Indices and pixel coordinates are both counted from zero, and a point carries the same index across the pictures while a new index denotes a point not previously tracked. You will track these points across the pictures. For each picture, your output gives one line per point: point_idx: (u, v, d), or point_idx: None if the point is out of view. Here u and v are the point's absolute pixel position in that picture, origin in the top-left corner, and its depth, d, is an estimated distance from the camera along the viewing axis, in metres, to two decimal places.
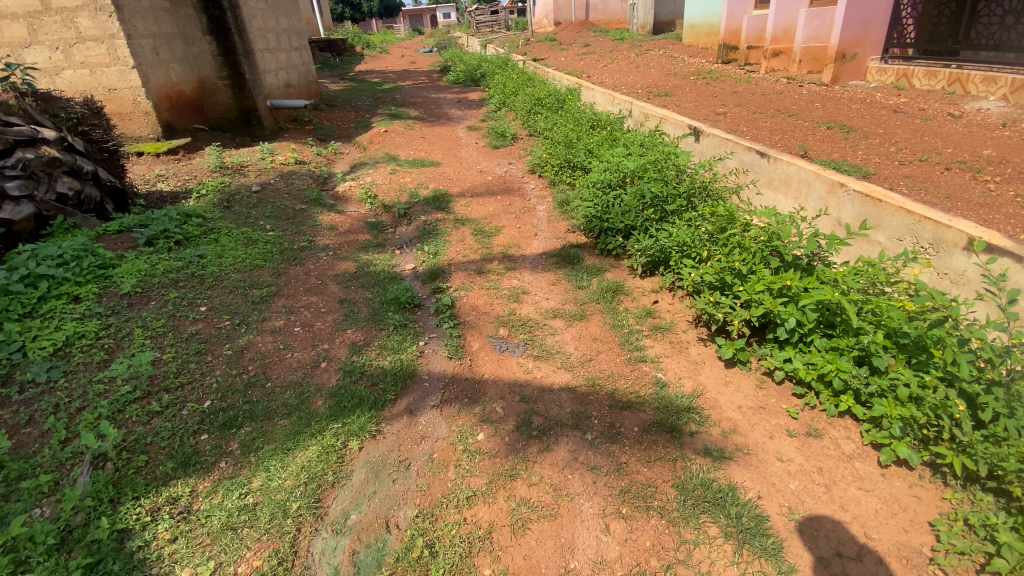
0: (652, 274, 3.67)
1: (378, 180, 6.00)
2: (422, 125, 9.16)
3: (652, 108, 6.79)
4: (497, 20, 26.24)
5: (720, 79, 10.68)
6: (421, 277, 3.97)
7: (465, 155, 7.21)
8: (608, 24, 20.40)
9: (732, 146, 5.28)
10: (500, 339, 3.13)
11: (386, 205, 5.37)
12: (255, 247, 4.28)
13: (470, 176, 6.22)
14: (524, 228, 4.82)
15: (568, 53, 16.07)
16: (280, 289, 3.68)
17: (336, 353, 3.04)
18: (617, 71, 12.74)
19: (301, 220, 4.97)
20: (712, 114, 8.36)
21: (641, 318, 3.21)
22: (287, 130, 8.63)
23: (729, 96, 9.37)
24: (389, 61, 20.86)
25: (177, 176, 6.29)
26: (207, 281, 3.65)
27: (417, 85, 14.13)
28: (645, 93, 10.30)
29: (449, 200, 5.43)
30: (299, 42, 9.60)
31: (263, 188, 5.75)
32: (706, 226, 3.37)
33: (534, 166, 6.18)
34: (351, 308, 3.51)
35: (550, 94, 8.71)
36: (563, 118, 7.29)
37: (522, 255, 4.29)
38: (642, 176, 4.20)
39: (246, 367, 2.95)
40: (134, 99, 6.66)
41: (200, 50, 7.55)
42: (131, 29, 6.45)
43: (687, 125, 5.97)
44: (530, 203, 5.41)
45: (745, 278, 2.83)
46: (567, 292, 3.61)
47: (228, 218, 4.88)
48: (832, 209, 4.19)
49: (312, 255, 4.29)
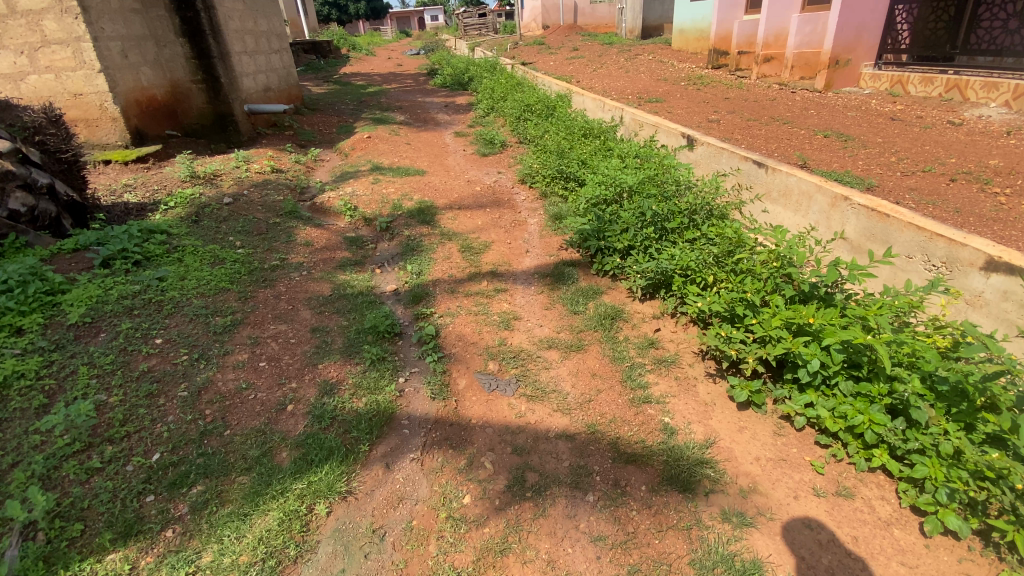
0: (652, 298, 3.39)
1: (360, 190, 5.68)
2: (407, 130, 8.84)
3: (643, 115, 6.57)
4: (485, 23, 25.98)
5: (711, 84, 10.51)
6: (403, 300, 3.66)
7: (452, 163, 6.92)
8: (596, 28, 20.25)
9: (727, 155, 5.06)
10: (486, 375, 2.83)
11: (368, 218, 5.06)
12: (221, 267, 3.94)
13: (456, 186, 5.92)
14: (515, 244, 4.54)
15: (557, 57, 15.85)
16: (246, 317, 3.35)
17: (304, 395, 2.74)
18: (606, 76, 12.54)
19: (274, 236, 4.63)
20: (705, 121, 8.16)
21: (642, 349, 2.94)
22: (265, 136, 8.26)
23: (722, 103, 9.18)
24: (374, 63, 20.47)
25: (145, 186, 5.90)
26: (165, 309, 3.30)
27: (402, 89, 13.79)
28: (636, 98, 10.09)
29: (435, 213, 5.13)
30: (280, 44, 9.22)
31: (236, 200, 5.40)
32: (710, 247, 3.11)
33: (525, 176, 5.91)
34: (324, 339, 3.19)
35: (539, 100, 8.45)
36: (553, 125, 7.03)
37: (512, 273, 4.01)
38: (639, 190, 3.94)
39: (204, 412, 2.62)
40: (102, 104, 6.26)
41: (173, 53, 7.15)
42: (98, 31, 6.06)
43: (680, 132, 5.75)
44: (520, 216, 5.13)
45: (759, 309, 2.58)
46: (560, 317, 3.33)
47: (195, 233, 4.54)
48: (834, 223, 3.97)
49: (285, 276, 3.96)
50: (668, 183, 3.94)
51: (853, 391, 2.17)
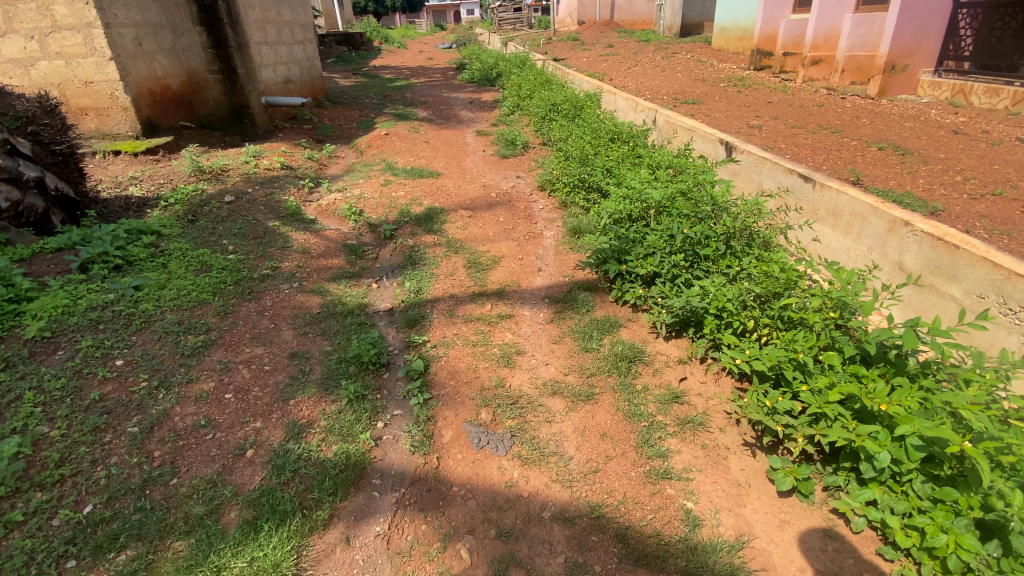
0: (679, 336, 2.93)
1: (368, 192, 5.34)
2: (427, 128, 8.48)
3: (678, 118, 6.05)
4: (520, 18, 25.50)
5: (753, 87, 9.84)
6: (396, 322, 3.28)
7: (470, 165, 6.53)
8: (633, 25, 19.49)
9: (769, 166, 4.52)
10: (476, 428, 2.41)
11: (372, 224, 4.71)
12: (207, 275, 3.65)
13: (471, 191, 5.52)
14: (528, 260, 4.11)
15: (590, 54, 15.30)
16: (221, 337, 3.04)
17: (268, 439, 2.39)
18: (641, 74, 11.94)
19: (270, 240, 4.34)
20: (745, 126, 7.56)
21: (665, 404, 2.47)
22: (282, 130, 8.03)
23: (764, 108, 8.54)
24: (406, 56, 20.27)
25: (151, 180, 5.72)
26: (134, 324, 3.03)
27: (430, 83, 13.48)
28: (671, 99, 9.53)
29: (443, 220, 4.74)
30: (303, 35, 8.99)
31: (239, 198, 5.14)
32: (751, 284, 2.65)
33: (545, 183, 5.47)
34: (301, 367, 2.83)
35: (568, 99, 7.97)
36: (580, 127, 6.57)
37: (520, 294, 3.58)
38: (670, 206, 3.47)
39: (152, 454, 2.31)
40: (112, 93, 6.10)
41: (189, 42, 6.99)
42: (110, 17, 5.87)
43: (719, 139, 5.23)
44: (536, 228, 4.70)
45: (811, 373, 2.13)
46: (570, 355, 2.88)
47: (188, 234, 4.28)
48: (891, 250, 3.43)
49: (273, 288, 3.64)
50: (704, 200, 3.47)
51: (932, 495, 1.70)
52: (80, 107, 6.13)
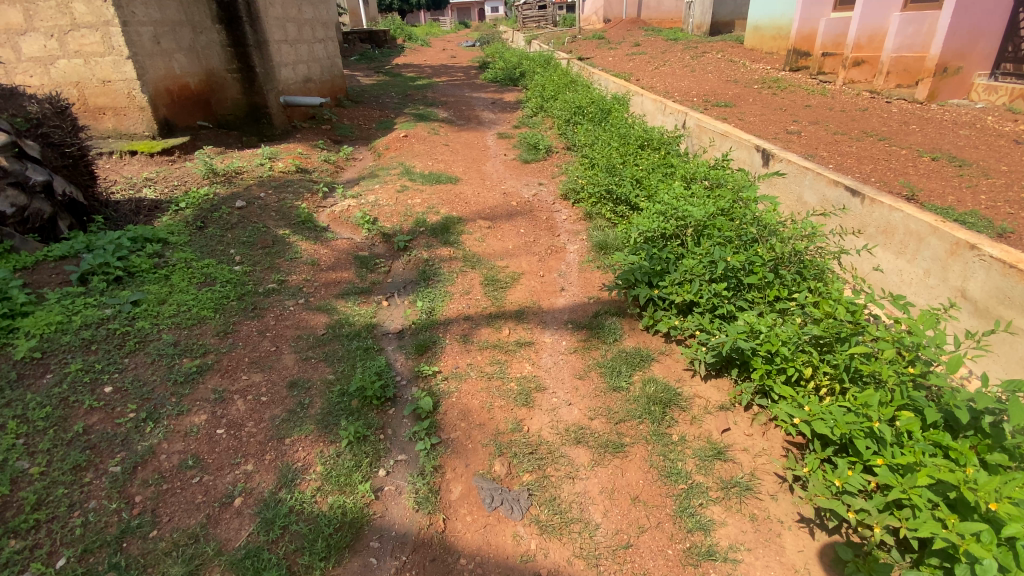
0: (720, 376, 2.62)
1: (383, 199, 5.10)
2: (447, 129, 8.23)
3: (711, 123, 5.67)
4: (545, 16, 25.12)
5: (789, 89, 9.35)
6: (406, 347, 3.03)
7: (490, 170, 6.26)
8: (660, 23, 18.92)
9: (812, 176, 4.14)
10: (489, 482, 2.14)
11: (386, 233, 4.48)
12: (209, 289, 3.45)
13: (491, 198, 5.25)
14: (551, 278, 3.82)
15: (617, 53, 14.88)
16: (218, 361, 2.83)
17: (260, 485, 2.16)
18: (669, 75, 11.50)
19: (279, 250, 4.14)
20: (783, 132, 7.14)
21: (704, 462, 2.18)
22: (301, 130, 7.87)
23: (803, 112, 8.06)
24: (429, 54, 20.12)
25: (165, 181, 5.59)
26: (127, 345, 2.83)
27: (452, 82, 13.25)
28: (702, 102, 9.12)
29: (460, 231, 4.48)
30: (325, 33, 8.83)
31: (250, 203, 4.95)
32: (809, 325, 2.34)
33: (569, 191, 5.16)
34: (299, 399, 2.60)
35: (593, 101, 7.64)
36: (606, 132, 6.25)
37: (542, 317, 3.29)
38: (709, 225, 3.14)
39: (133, 499, 2.09)
40: (129, 92, 5.98)
41: (208, 40, 6.86)
42: (129, 15, 5.75)
43: (756, 146, 4.85)
44: (559, 241, 4.40)
45: (889, 445, 1.83)
46: (595, 394, 2.58)
47: (195, 242, 4.10)
48: (952, 275, 3.06)
49: (277, 304, 3.42)
50: (747, 219, 3.13)
51: None
52: (98, 106, 6.03)
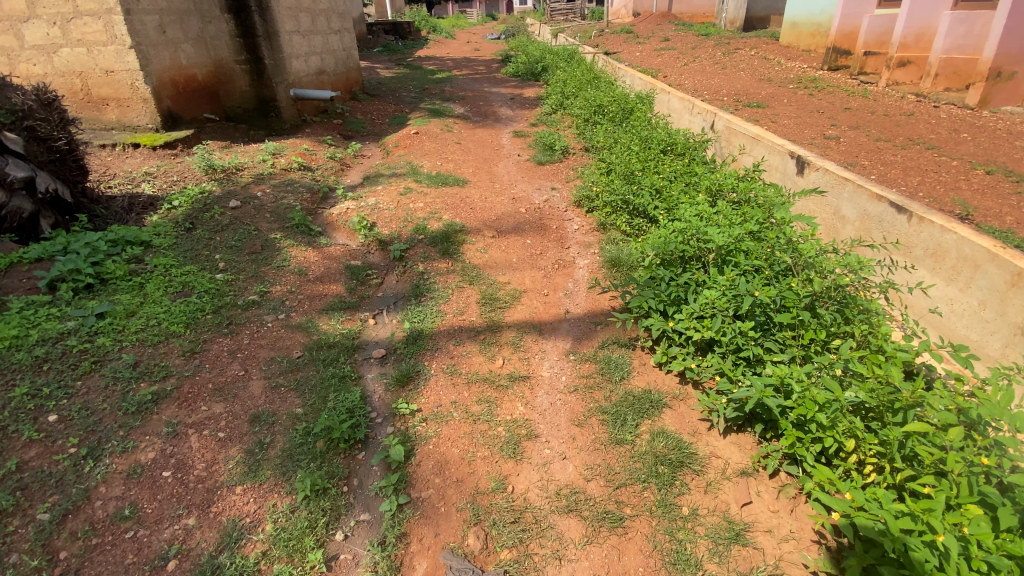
0: (741, 432, 2.25)
1: (383, 202, 4.81)
2: (462, 126, 7.90)
3: (741, 125, 5.20)
4: (573, 8, 24.54)
5: (828, 90, 8.74)
6: (387, 376, 2.72)
7: (501, 172, 5.93)
8: (692, 17, 18.13)
9: (852, 188, 3.67)
10: (460, 559, 1.82)
11: (382, 240, 4.17)
12: (184, 301, 3.20)
13: (498, 204, 4.91)
14: (555, 298, 3.46)
15: (645, 48, 14.30)
16: (178, 387, 2.57)
17: (199, 546, 1.88)
18: (698, 72, 10.96)
19: (267, 256, 3.87)
20: (820, 137, 6.62)
21: (718, 547, 1.83)
22: (310, 124, 7.65)
23: (841, 115, 7.50)
24: (452, 46, 19.83)
25: (164, 176, 5.42)
26: (83, 365, 2.60)
27: (472, 76, 12.90)
28: (732, 101, 8.60)
29: (462, 239, 4.16)
30: (341, 24, 8.56)
31: (245, 203, 4.71)
32: (853, 386, 1.95)
33: (582, 199, 4.80)
34: (260, 437, 2.32)
35: (615, 99, 7.21)
36: (627, 134, 5.84)
37: (541, 345, 2.94)
38: (736, 250, 2.75)
39: (54, 556, 1.83)
40: (132, 83, 5.80)
41: (217, 30, 6.65)
42: (132, 3, 5.56)
43: (792, 152, 4.38)
44: (568, 254, 4.04)
45: (957, 560, 1.43)
46: (593, 448, 2.23)
47: (179, 245, 3.88)
48: (1012, 311, 2.62)
49: (255, 319, 3.15)
50: (781, 245, 2.74)
51: None
52: (102, 97, 5.91)
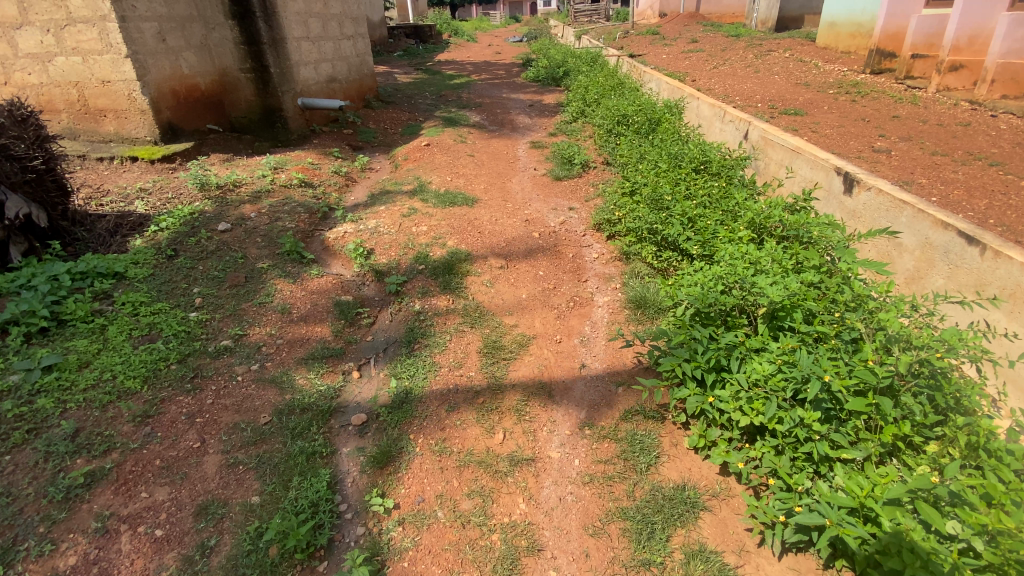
0: (801, 554, 1.79)
1: (384, 225, 4.41)
2: (476, 136, 7.48)
3: (779, 135, 4.67)
4: (597, 10, 24.00)
5: (872, 95, 8.05)
6: (365, 452, 2.29)
7: (515, 188, 5.48)
8: (721, 18, 17.34)
9: (910, 213, 3.16)
10: None
11: (379, 270, 3.76)
12: (146, 348, 2.83)
13: (510, 226, 4.46)
14: (570, 346, 2.98)
15: (672, 50, 13.69)
16: (118, 465, 2.20)
17: None
18: (730, 76, 10.33)
19: (251, 289, 3.49)
20: (868, 149, 6.00)
21: None
22: (319, 135, 7.33)
23: (889, 124, 6.84)
24: (474, 49, 19.49)
25: (160, 193, 5.11)
26: (14, 436, 2.25)
27: (491, 81, 12.50)
28: (767, 108, 7.97)
29: (467, 270, 3.72)
30: (352, 29, 8.24)
31: (236, 225, 4.36)
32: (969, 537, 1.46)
33: (602, 222, 4.31)
34: (203, 538, 1.93)
35: (641, 108, 6.70)
36: (653, 147, 5.35)
37: (551, 413, 2.47)
38: (790, 306, 2.25)
39: None
40: (129, 94, 5.54)
41: (221, 37, 6.40)
42: (128, 10, 5.29)
43: (838, 167, 3.84)
44: (585, 289, 3.56)
45: None
46: (607, 574, 1.79)
47: (156, 276, 3.53)
48: None
49: (223, 371, 2.77)
50: (846, 302, 2.23)
51: None
52: (100, 108, 5.66)
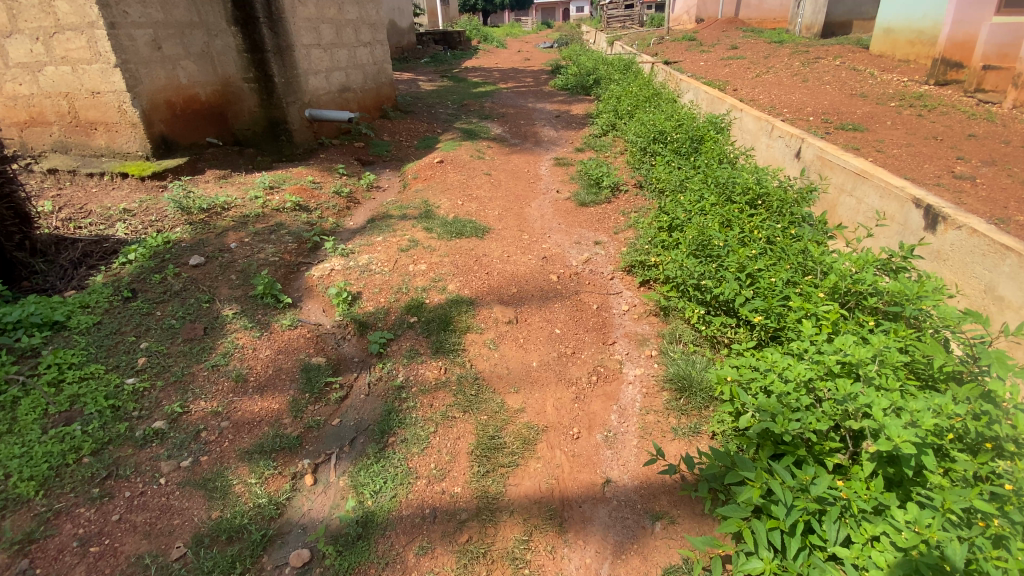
0: None
1: (377, 261, 3.80)
2: (496, 151, 6.86)
3: (839, 155, 3.94)
4: (630, 16, 23.19)
5: (941, 110, 7.08)
6: None
7: (533, 214, 4.83)
8: (762, 24, 16.41)
9: (1016, 261, 2.50)
10: None
11: (363, 322, 3.14)
12: (59, 434, 2.27)
13: (523, 264, 3.79)
14: (589, 446, 2.29)
15: (710, 57, 12.86)
16: None
17: None
18: (775, 85, 9.46)
19: (207, 344, 2.92)
20: (947, 174, 5.12)
21: None
22: (327, 148, 6.82)
23: (967, 144, 5.91)
24: (502, 56, 18.87)
25: (144, 214, 4.60)
26: None
27: (517, 90, 11.90)
28: (821, 123, 7.10)
29: (466, 325, 3.07)
30: (369, 35, 7.75)
31: (211, 258, 3.80)
32: None
33: (634, 263, 3.62)
34: None
35: (679, 123, 5.97)
36: (693, 171, 4.65)
37: (560, 565, 1.82)
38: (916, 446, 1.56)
39: None
40: (120, 106, 5.10)
41: (224, 45, 6.00)
42: (119, 16, 4.86)
43: (918, 198, 3.12)
44: (612, 357, 2.85)
45: None
46: None
47: (101, 326, 2.99)
48: None
49: (145, 470, 2.20)
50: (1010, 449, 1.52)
51: None
52: (90, 121, 5.26)
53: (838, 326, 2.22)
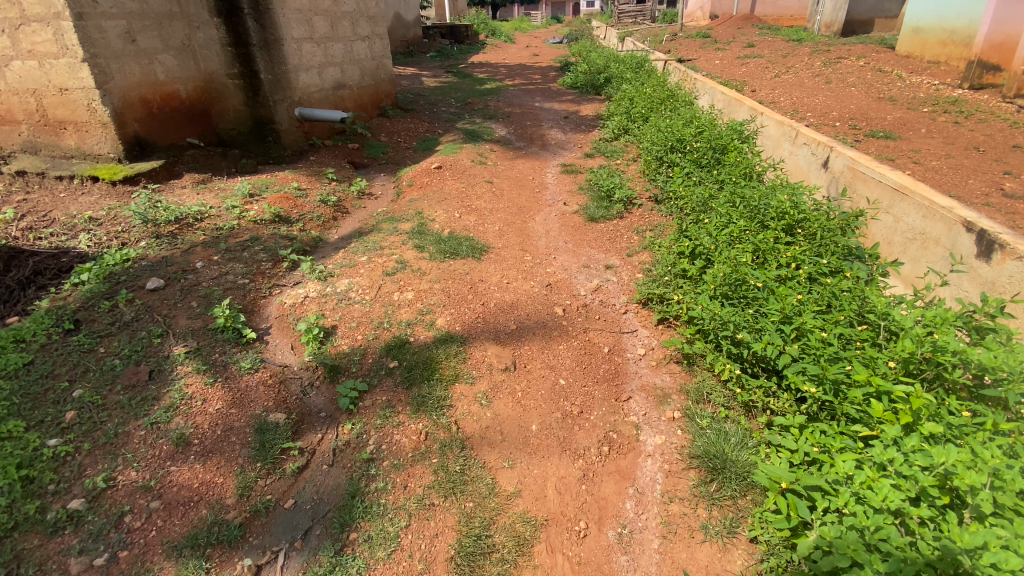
0: None
1: (358, 287, 3.36)
2: (499, 155, 6.39)
3: (873, 168, 3.47)
4: (642, 11, 22.53)
5: (979, 117, 6.53)
6: None
7: (538, 230, 4.36)
8: (778, 22, 15.79)
9: None
10: None
11: (335, 365, 2.70)
12: None
13: (525, 292, 3.33)
14: (599, 550, 1.87)
15: (726, 55, 12.29)
16: None
17: None
18: (798, 87, 8.91)
19: (149, 393, 2.47)
20: (996, 192, 4.61)
21: None
22: (318, 149, 6.37)
23: (1013, 157, 5.39)
24: (510, 52, 18.33)
25: (109, 223, 4.15)
26: None
27: (524, 87, 11.39)
28: (851, 129, 6.57)
29: (454, 372, 2.61)
30: (367, 29, 7.28)
31: (173, 279, 3.36)
32: None
33: (652, 297, 3.16)
34: None
35: (697, 129, 5.49)
36: (715, 187, 4.18)
37: None
38: None
39: None
40: (88, 103, 4.66)
41: (207, 38, 5.56)
42: (88, 6, 4.42)
43: (968, 220, 2.66)
44: (625, 419, 2.40)
45: None
46: None
47: (33, 368, 2.55)
48: None
49: (49, 570, 1.77)
50: None
51: None
52: (59, 120, 4.82)
53: (918, 414, 1.79)
